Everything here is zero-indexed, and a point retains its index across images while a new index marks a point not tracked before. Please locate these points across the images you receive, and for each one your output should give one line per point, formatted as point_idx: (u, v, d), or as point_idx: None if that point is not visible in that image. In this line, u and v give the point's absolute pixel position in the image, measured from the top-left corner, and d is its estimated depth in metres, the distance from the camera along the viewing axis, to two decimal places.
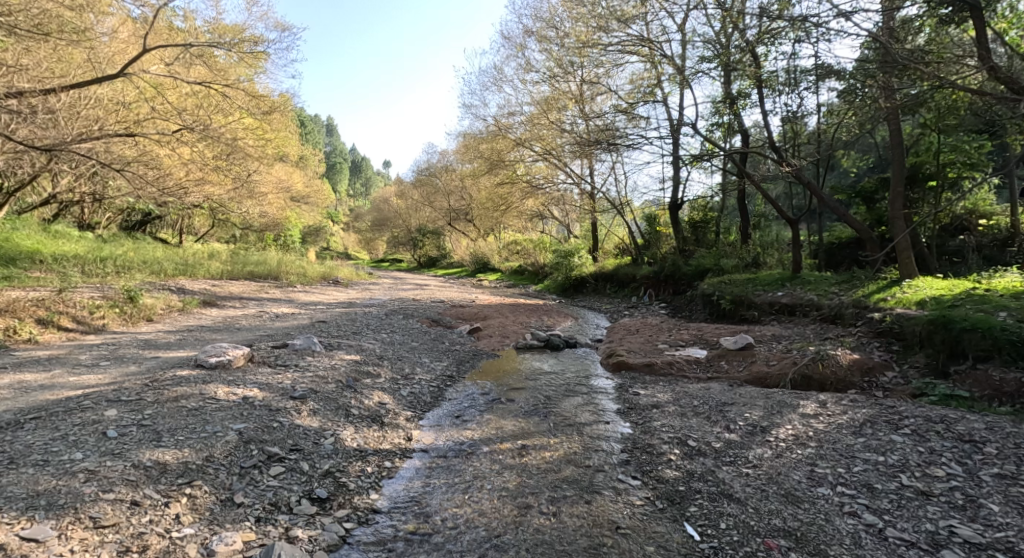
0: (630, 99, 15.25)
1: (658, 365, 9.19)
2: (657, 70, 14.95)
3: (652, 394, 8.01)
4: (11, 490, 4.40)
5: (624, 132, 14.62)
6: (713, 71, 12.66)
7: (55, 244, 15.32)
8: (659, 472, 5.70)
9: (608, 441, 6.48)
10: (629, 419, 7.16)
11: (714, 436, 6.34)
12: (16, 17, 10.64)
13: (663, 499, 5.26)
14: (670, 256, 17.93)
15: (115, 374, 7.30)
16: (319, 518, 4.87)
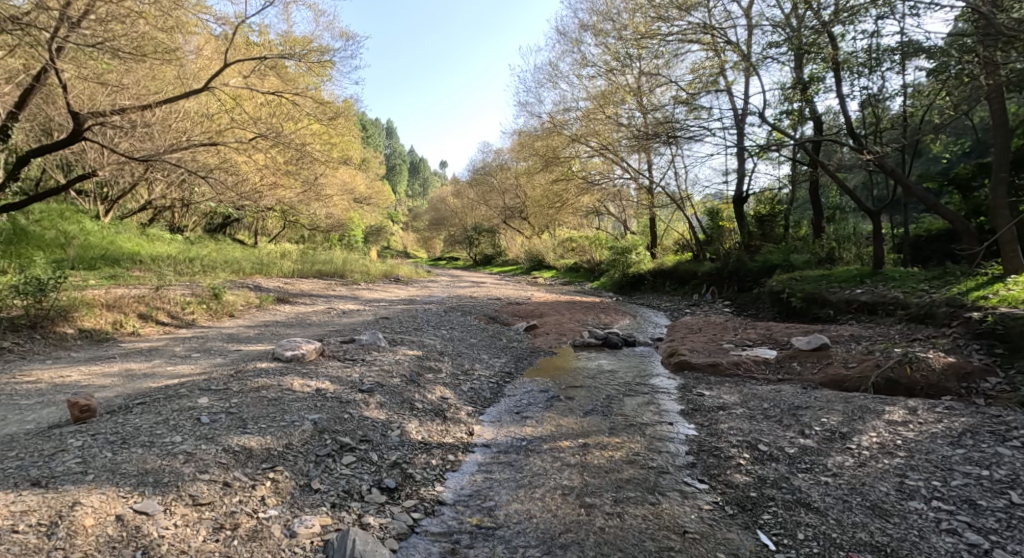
0: (690, 89, 14.84)
1: (723, 365, 8.95)
2: (721, 58, 14.51)
3: (718, 395, 7.83)
4: (124, 466, 4.75)
5: (685, 124, 14.26)
6: (783, 57, 12.15)
7: (151, 246, 16.62)
8: (728, 477, 5.58)
9: (673, 443, 6.40)
10: (693, 420, 7.03)
11: (787, 441, 6.15)
12: (119, 41, 11.51)
13: (733, 504, 5.14)
14: (734, 251, 17.40)
15: (204, 365, 7.86)
16: (389, 507, 5.06)
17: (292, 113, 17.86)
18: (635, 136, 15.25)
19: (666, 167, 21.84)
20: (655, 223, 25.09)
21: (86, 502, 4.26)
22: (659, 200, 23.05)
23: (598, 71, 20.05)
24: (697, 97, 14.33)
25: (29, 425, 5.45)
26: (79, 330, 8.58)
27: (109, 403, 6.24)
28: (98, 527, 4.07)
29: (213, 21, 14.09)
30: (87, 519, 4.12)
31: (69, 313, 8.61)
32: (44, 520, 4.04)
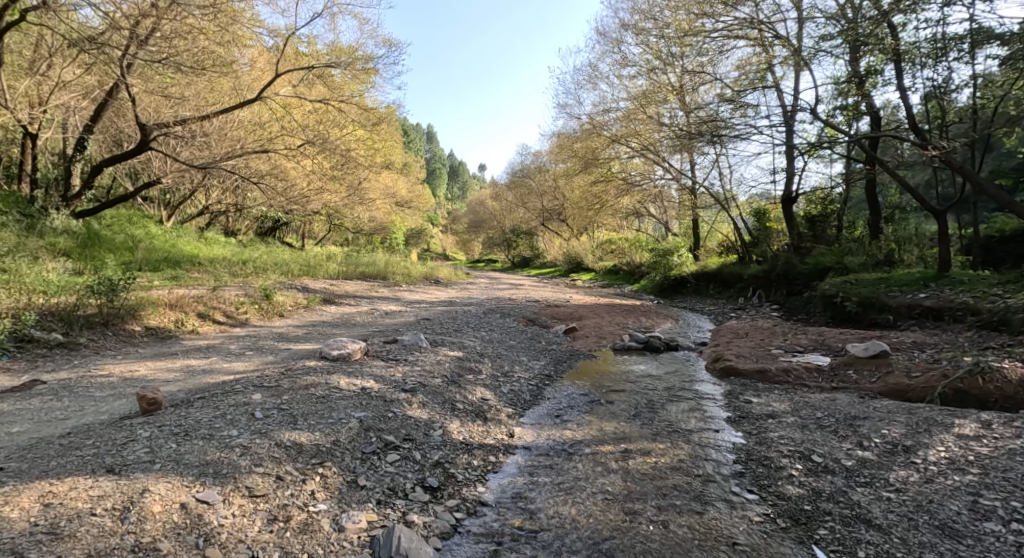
0: (736, 86, 14.52)
1: (772, 372, 8.70)
2: (769, 54, 14.15)
3: (766, 402, 7.63)
4: (186, 457, 4.97)
5: (730, 122, 13.96)
6: (838, 50, 11.76)
7: (208, 249, 17.38)
8: (779, 488, 5.43)
9: (718, 451, 6.27)
10: (740, 428, 6.86)
11: (843, 453, 5.94)
12: (182, 57, 12.33)
13: (786, 517, 5.00)
14: (783, 253, 16.91)
15: (257, 362, 8.17)
16: (432, 506, 5.12)
17: (337, 120, 18.36)
18: (679, 136, 15.01)
19: (710, 167, 21.40)
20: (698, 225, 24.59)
21: (154, 490, 4.44)
22: (702, 201, 22.61)
23: (639, 71, 19.83)
24: (743, 94, 14.01)
25: (103, 416, 5.77)
26: (146, 328, 9.03)
27: (172, 397, 6.55)
28: (164, 513, 4.23)
29: (266, 33, 14.65)
30: (154, 506, 4.29)
31: (137, 311, 9.08)
32: (117, 505, 4.21)
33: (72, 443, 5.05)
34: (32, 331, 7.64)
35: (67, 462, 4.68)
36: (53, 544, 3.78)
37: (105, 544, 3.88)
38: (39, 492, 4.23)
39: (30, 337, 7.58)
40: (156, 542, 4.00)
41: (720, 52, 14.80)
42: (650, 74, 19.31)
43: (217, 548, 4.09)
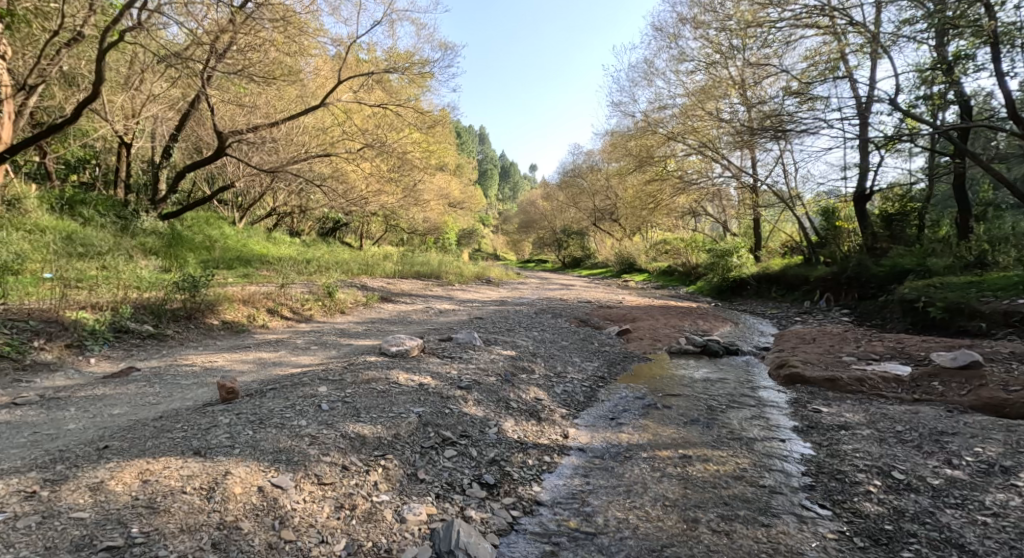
0: (804, 78, 13.96)
1: (844, 382, 8.31)
2: (841, 42, 13.54)
3: (838, 413, 7.32)
4: (262, 443, 5.20)
5: (797, 116, 13.44)
6: (922, 35, 11.14)
7: (276, 248, 18.21)
8: (856, 505, 5.21)
9: (786, 461, 6.07)
10: (810, 439, 6.62)
11: (929, 471, 5.65)
12: (253, 66, 13.08)
13: (864, 536, 4.80)
14: (855, 255, 16.12)
15: (321, 357, 8.51)
16: (489, 502, 5.17)
17: (394, 123, 18.80)
18: (740, 131, 14.56)
19: (773, 164, 20.65)
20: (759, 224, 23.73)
21: (235, 473, 4.67)
22: (765, 199, 21.84)
23: (697, 66, 19.38)
24: (811, 87, 13.47)
25: (188, 403, 6.18)
26: (223, 321, 9.56)
27: (246, 387, 6.93)
28: (244, 495, 4.44)
29: (329, 41, 15.18)
30: (236, 487, 4.51)
31: (215, 306, 9.63)
32: (204, 485, 4.45)
33: (163, 426, 5.43)
34: (128, 322, 8.24)
35: (160, 443, 5.03)
36: (152, 517, 4.04)
37: (194, 520, 4.11)
38: (139, 469, 4.54)
39: (127, 328, 8.18)
40: (239, 521, 4.19)
41: (786, 43, 14.25)
42: (710, 68, 18.83)
43: (291, 531, 4.26)
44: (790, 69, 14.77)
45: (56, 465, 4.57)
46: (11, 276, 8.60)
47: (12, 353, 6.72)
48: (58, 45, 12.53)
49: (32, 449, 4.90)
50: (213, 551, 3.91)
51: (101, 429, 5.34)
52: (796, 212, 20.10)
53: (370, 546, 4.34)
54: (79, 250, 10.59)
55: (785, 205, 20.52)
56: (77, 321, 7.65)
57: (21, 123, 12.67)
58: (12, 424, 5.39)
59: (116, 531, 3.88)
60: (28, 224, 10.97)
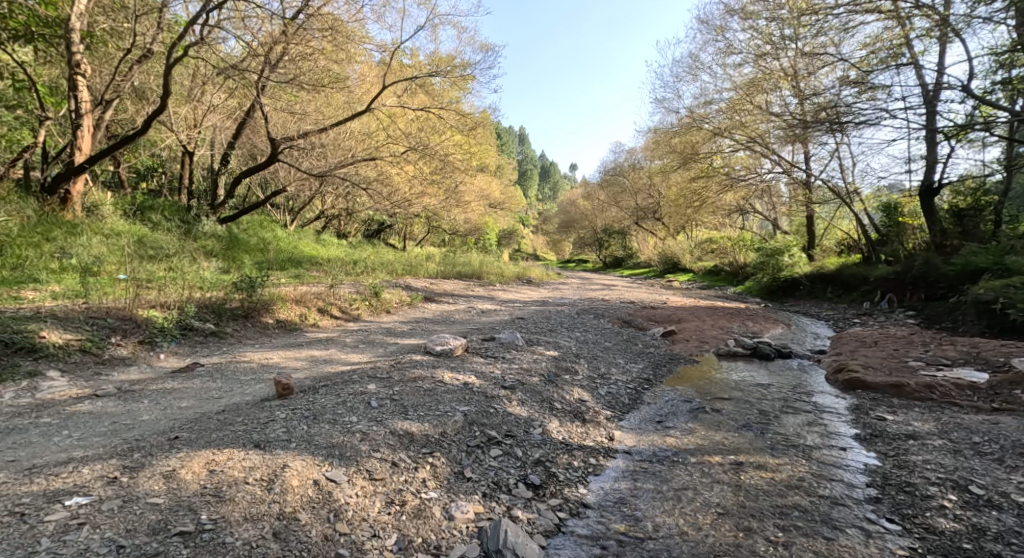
0: (863, 66, 13.43)
1: (910, 388, 7.94)
2: (905, 27, 12.95)
3: (905, 421, 7.01)
4: (315, 438, 5.36)
5: (855, 106, 12.95)
6: (999, 16, 10.53)
7: (324, 250, 18.77)
8: (928, 520, 4.99)
9: (848, 471, 5.86)
10: (874, 448, 6.37)
11: (1012, 487, 5.37)
12: (304, 75, 13.40)
13: (938, 554, 4.60)
14: (922, 254, 15.35)
15: (369, 355, 8.72)
16: (535, 503, 5.18)
17: (437, 127, 19.05)
18: (793, 125, 14.12)
19: (828, 158, 19.91)
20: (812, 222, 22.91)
21: (292, 466, 4.83)
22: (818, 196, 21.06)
23: (746, 59, 18.90)
24: (872, 76, 12.95)
25: (247, 397, 6.44)
26: (277, 320, 9.89)
27: (300, 384, 7.16)
28: (301, 487, 4.60)
29: (375, 48, 15.53)
30: (293, 480, 4.67)
31: (270, 305, 9.99)
32: (264, 477, 4.63)
33: (226, 419, 5.69)
34: (193, 321, 8.63)
35: (224, 435, 5.27)
36: (218, 506, 4.23)
37: (257, 510, 4.29)
38: (206, 459, 4.77)
39: (191, 326, 8.55)
40: (297, 512, 4.35)
41: (844, 30, 13.74)
42: (759, 61, 18.32)
43: (345, 524, 4.38)
44: (849, 57, 14.21)
45: (133, 453, 4.85)
46: (89, 278, 9.16)
47: (91, 349, 7.17)
48: (130, 62, 13.30)
49: (111, 438, 5.22)
50: (274, 540, 4.07)
51: (171, 421, 5.63)
52: (854, 209, 19.27)
53: (421, 543, 4.43)
54: (148, 253, 11.19)
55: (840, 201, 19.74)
56: (148, 319, 8.09)
57: (97, 136, 13.50)
58: (93, 415, 5.75)
59: (187, 518, 4.08)
60: (105, 228, 11.66)
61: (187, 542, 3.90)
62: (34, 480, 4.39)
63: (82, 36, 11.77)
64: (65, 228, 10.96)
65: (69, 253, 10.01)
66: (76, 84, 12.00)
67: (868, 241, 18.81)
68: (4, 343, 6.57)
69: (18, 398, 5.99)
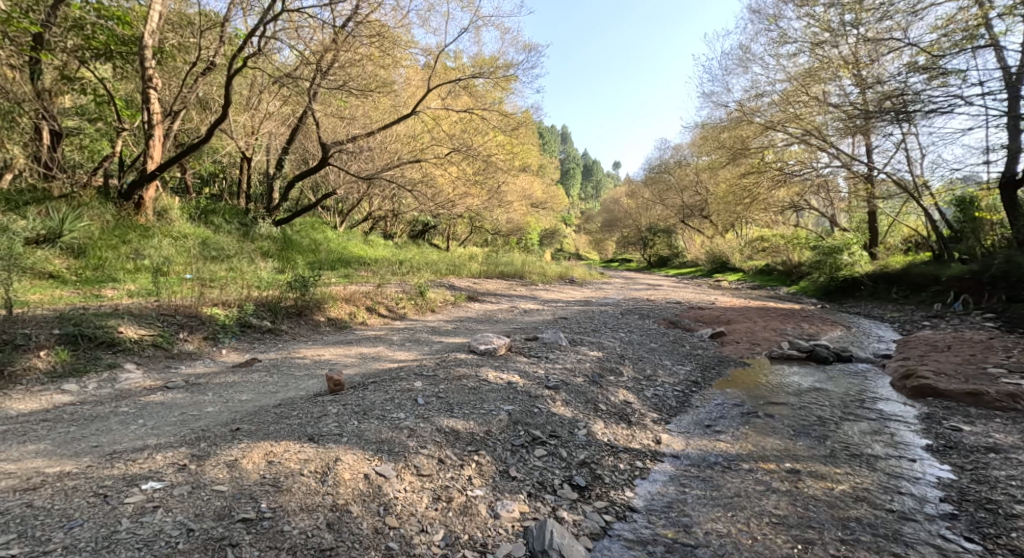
0: (934, 51, 12.79)
1: (988, 397, 7.53)
2: (982, 7, 12.24)
3: (982, 433, 6.66)
4: (365, 433, 5.52)
5: (925, 94, 12.37)
6: None
7: (371, 250, 19.23)
8: (1014, 542, 4.75)
9: (919, 485, 5.63)
10: (948, 461, 6.09)
11: None
12: (352, 81, 13.79)
13: None
14: (999, 251, 14.47)
15: (415, 353, 8.89)
16: (581, 505, 5.19)
17: (480, 128, 19.21)
18: (854, 115, 13.60)
19: (892, 149, 19.02)
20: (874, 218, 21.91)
21: (344, 460, 5.00)
22: (882, 190, 20.14)
23: (801, 48, 18.27)
24: (944, 60, 12.34)
25: (301, 392, 6.68)
26: (328, 319, 10.22)
27: (350, 380, 7.37)
28: (353, 481, 4.75)
29: (419, 52, 15.84)
30: (345, 473, 4.82)
31: (322, 304, 10.30)
32: (318, 469, 4.81)
33: (282, 413, 5.93)
34: (251, 318, 9.00)
35: (280, 428, 5.49)
36: (277, 495, 4.43)
37: (312, 501, 4.46)
38: (265, 450, 4.99)
39: (249, 323, 8.92)
40: (349, 505, 4.49)
41: (912, 13, 13.12)
42: (816, 50, 17.70)
43: (394, 518, 4.51)
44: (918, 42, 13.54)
45: (200, 442, 5.13)
46: (159, 277, 9.70)
47: (162, 343, 7.60)
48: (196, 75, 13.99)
49: (181, 427, 5.53)
50: (328, 531, 4.22)
51: (234, 412, 5.92)
52: (924, 204, 18.27)
53: (467, 540, 4.51)
54: (211, 253, 11.75)
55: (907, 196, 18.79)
56: (212, 316, 8.48)
57: (166, 145, 14.28)
58: (164, 405, 6.10)
59: (249, 505, 4.29)
60: (174, 231, 12.30)
61: (250, 528, 4.10)
62: (115, 464, 4.70)
63: (153, 51, 12.56)
64: (138, 231, 11.62)
65: (142, 254, 10.62)
66: (148, 96, 12.73)
67: (939, 239, 17.84)
68: (87, 337, 7.05)
69: (99, 389, 6.43)
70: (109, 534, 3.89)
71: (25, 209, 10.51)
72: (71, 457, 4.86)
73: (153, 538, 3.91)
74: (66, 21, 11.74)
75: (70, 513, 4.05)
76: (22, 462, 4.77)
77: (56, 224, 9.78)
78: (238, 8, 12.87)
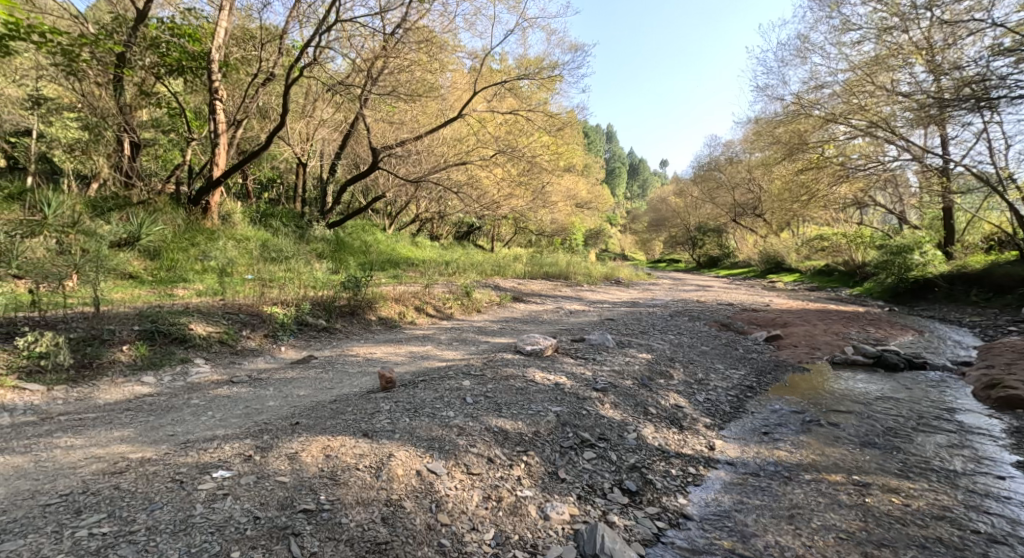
0: (1021, 31, 11.95)
1: None
2: None
3: None
4: (416, 431, 5.62)
5: (1011, 79, 11.58)
6: None
7: (418, 251, 19.60)
8: None
9: (1007, 505, 5.31)
10: None
11: None
12: (398, 88, 14.14)
13: None
14: None
15: (463, 353, 9.00)
16: (632, 509, 5.14)
17: (526, 129, 19.22)
18: (929, 104, 12.86)
19: (974, 139, 17.85)
20: (951, 215, 20.61)
21: (396, 456, 5.10)
22: (958, 184, 18.94)
23: (866, 36, 17.47)
24: None
25: (355, 389, 6.88)
26: (379, 318, 10.49)
27: (401, 378, 7.53)
28: (406, 476, 4.85)
29: (465, 56, 16.07)
30: (398, 469, 4.92)
31: (373, 304, 10.57)
32: (373, 464, 4.93)
33: (337, 408, 6.13)
34: (307, 317, 9.31)
35: (336, 423, 5.68)
36: (335, 488, 4.58)
37: (367, 495, 4.58)
38: (322, 444, 5.17)
39: (306, 322, 9.24)
40: (402, 500, 4.60)
41: None
42: (884, 37, 16.86)
43: (446, 515, 4.58)
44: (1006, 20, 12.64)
45: (263, 435, 5.36)
46: (224, 278, 10.19)
47: (228, 340, 7.96)
48: (257, 85, 14.61)
49: (246, 420, 5.79)
50: (383, 525, 4.34)
51: (293, 407, 6.15)
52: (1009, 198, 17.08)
53: (517, 540, 4.55)
54: (271, 255, 12.25)
55: (990, 189, 17.61)
56: (272, 315, 8.82)
57: (230, 153, 14.95)
58: (230, 398, 6.41)
59: (309, 497, 4.45)
60: (237, 233, 12.89)
61: (310, 519, 4.26)
62: (189, 453, 4.97)
63: (220, 66, 13.06)
64: (205, 234, 12.22)
65: (210, 256, 11.18)
66: (215, 108, 13.31)
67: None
68: (163, 334, 7.47)
69: (174, 382, 6.82)
70: (185, 518, 4.12)
71: (107, 215, 11.25)
72: (151, 444, 5.18)
73: (224, 523, 4.11)
74: (145, 40, 12.37)
75: (151, 496, 4.30)
76: (109, 447, 5.11)
77: (136, 228, 10.07)
78: (295, 20, 13.38)
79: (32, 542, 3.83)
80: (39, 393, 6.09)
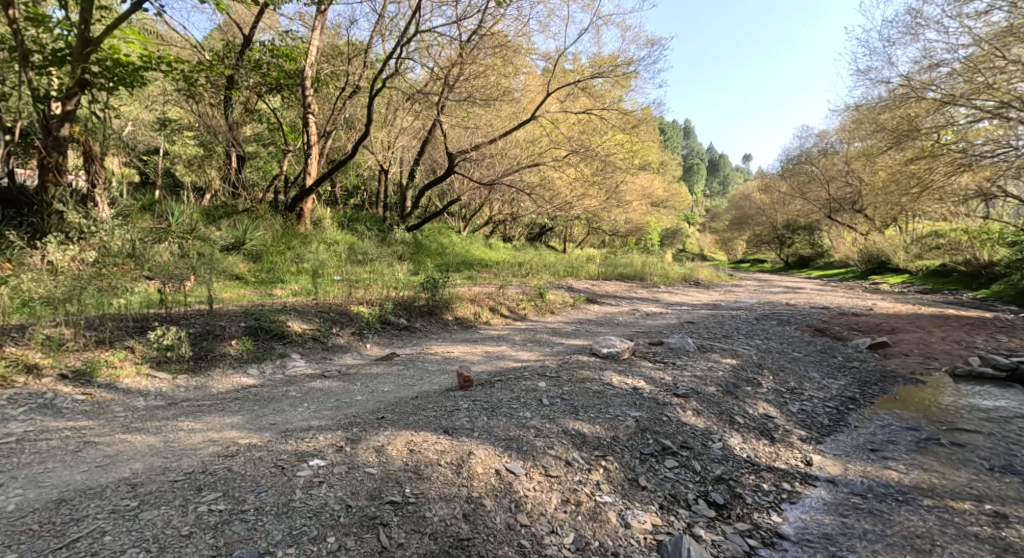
0: None
1: None
2: None
3: None
4: (494, 430, 5.71)
5: None
6: None
7: (492, 253, 19.88)
8: None
9: None
10: None
11: None
12: (471, 93, 14.35)
13: None
14: None
15: (539, 354, 9.03)
16: (719, 524, 4.98)
17: (599, 128, 18.96)
18: None
19: None
20: None
21: (476, 454, 5.21)
22: None
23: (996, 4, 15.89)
24: None
25: (435, 387, 7.07)
26: (456, 318, 10.73)
27: (478, 377, 7.68)
28: (485, 475, 4.95)
29: (538, 58, 16.14)
30: (478, 467, 5.03)
31: (450, 304, 10.83)
32: (454, 461, 5.06)
33: (419, 405, 6.34)
34: (390, 316, 9.67)
35: (419, 420, 5.87)
36: (419, 482, 4.74)
37: (449, 491, 4.71)
38: (406, 439, 5.36)
39: (389, 321, 9.61)
40: (482, 498, 4.69)
41: None
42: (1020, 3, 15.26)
43: (525, 516, 4.64)
44: None
45: (352, 427, 5.64)
46: (316, 279, 10.81)
47: (321, 338, 8.43)
48: (345, 98, 15.29)
49: (336, 412, 6.11)
50: (465, 521, 4.44)
51: (378, 402, 6.43)
52: None
53: (597, 546, 4.51)
54: (358, 257, 12.84)
55: None
56: (358, 313, 9.26)
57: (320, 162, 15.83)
58: (323, 392, 6.79)
59: (396, 489, 4.64)
60: (327, 237, 13.61)
61: (397, 511, 4.43)
62: (288, 441, 5.32)
63: (312, 81, 13.89)
64: (300, 238, 12.98)
65: (304, 258, 11.89)
66: (308, 121, 14.17)
67: None
68: (264, 330, 8.02)
69: (275, 375, 7.33)
70: (286, 501, 4.41)
71: (218, 221, 12.29)
72: (256, 431, 5.58)
73: (320, 510, 4.36)
74: (249, 62, 13.31)
75: (258, 479, 4.64)
76: (222, 432, 5.55)
77: (241, 233, 11.21)
78: (378, 34, 13.93)
79: (165, 513, 4.22)
80: (166, 381, 6.71)
